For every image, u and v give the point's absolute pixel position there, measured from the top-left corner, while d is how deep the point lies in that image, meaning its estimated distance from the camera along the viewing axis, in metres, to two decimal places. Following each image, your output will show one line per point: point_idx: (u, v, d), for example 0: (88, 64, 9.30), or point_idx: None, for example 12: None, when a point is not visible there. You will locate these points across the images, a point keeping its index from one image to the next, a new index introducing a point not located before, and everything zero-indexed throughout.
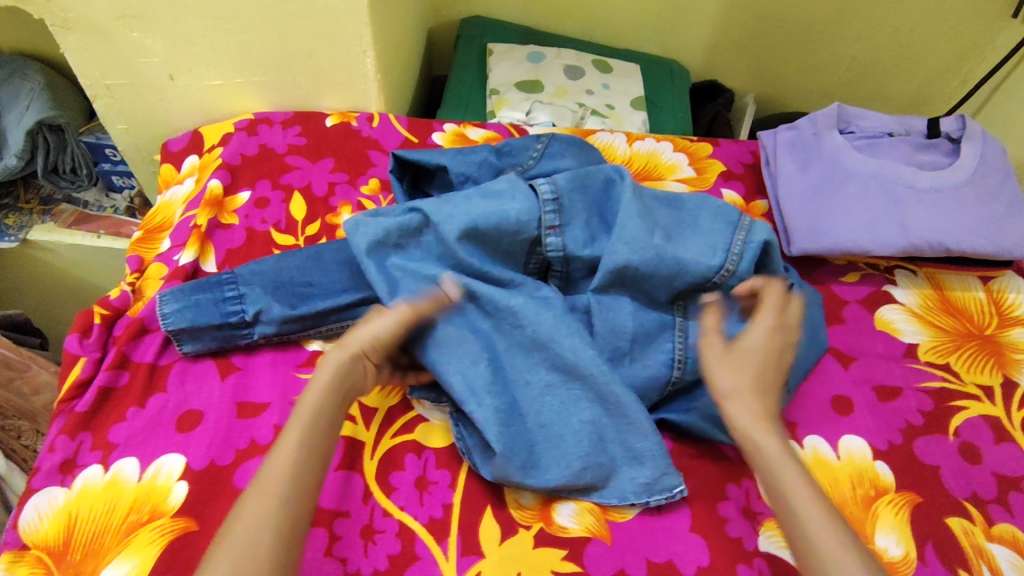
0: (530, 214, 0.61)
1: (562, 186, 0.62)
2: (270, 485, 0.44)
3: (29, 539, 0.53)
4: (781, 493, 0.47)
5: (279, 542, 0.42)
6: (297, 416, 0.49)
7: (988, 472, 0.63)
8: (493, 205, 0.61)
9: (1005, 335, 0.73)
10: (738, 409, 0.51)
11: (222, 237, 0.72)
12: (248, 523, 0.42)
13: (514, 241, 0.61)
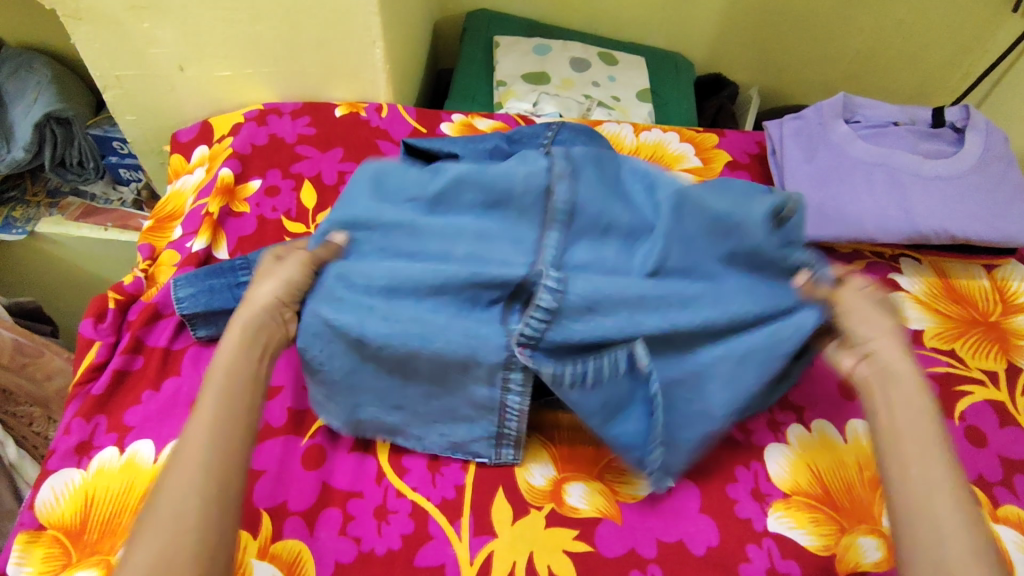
0: (535, 174, 0.55)
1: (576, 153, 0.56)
2: (188, 460, 0.40)
3: (46, 519, 0.53)
4: (907, 451, 0.44)
5: (201, 513, 0.39)
6: (214, 382, 0.45)
7: (993, 455, 0.64)
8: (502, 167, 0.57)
9: (1009, 322, 0.74)
10: (878, 346, 0.48)
11: (233, 225, 0.73)
12: (169, 504, 0.39)
13: (521, 204, 0.55)
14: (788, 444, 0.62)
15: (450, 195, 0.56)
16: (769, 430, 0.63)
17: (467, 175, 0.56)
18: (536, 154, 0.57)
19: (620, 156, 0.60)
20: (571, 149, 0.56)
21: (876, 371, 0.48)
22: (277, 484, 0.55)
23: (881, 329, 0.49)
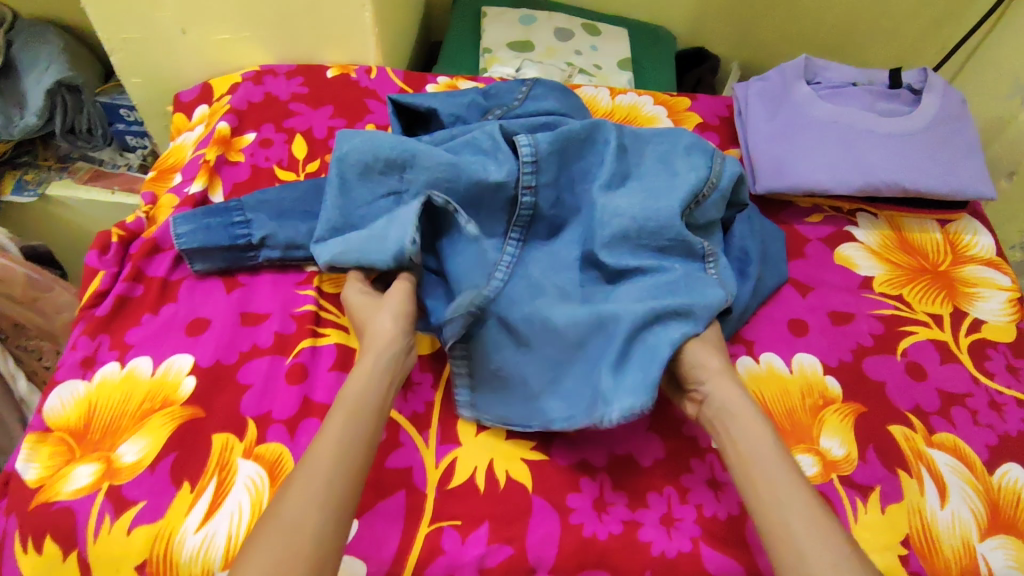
0: (509, 174, 0.64)
1: (545, 143, 0.65)
2: (317, 467, 0.46)
3: (52, 422, 0.59)
4: (748, 475, 0.49)
5: (329, 522, 0.43)
6: (343, 409, 0.50)
7: (931, 388, 0.68)
8: (476, 163, 0.64)
9: (957, 271, 0.78)
10: (710, 384, 0.55)
11: (229, 172, 0.78)
12: (297, 505, 0.43)
13: (494, 197, 0.65)
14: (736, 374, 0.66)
15: (432, 195, 0.64)
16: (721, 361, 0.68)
17: (439, 180, 0.64)
18: (506, 147, 0.66)
19: (589, 134, 0.67)
20: (538, 140, 0.65)
21: (715, 404, 0.54)
22: (262, 396, 0.61)
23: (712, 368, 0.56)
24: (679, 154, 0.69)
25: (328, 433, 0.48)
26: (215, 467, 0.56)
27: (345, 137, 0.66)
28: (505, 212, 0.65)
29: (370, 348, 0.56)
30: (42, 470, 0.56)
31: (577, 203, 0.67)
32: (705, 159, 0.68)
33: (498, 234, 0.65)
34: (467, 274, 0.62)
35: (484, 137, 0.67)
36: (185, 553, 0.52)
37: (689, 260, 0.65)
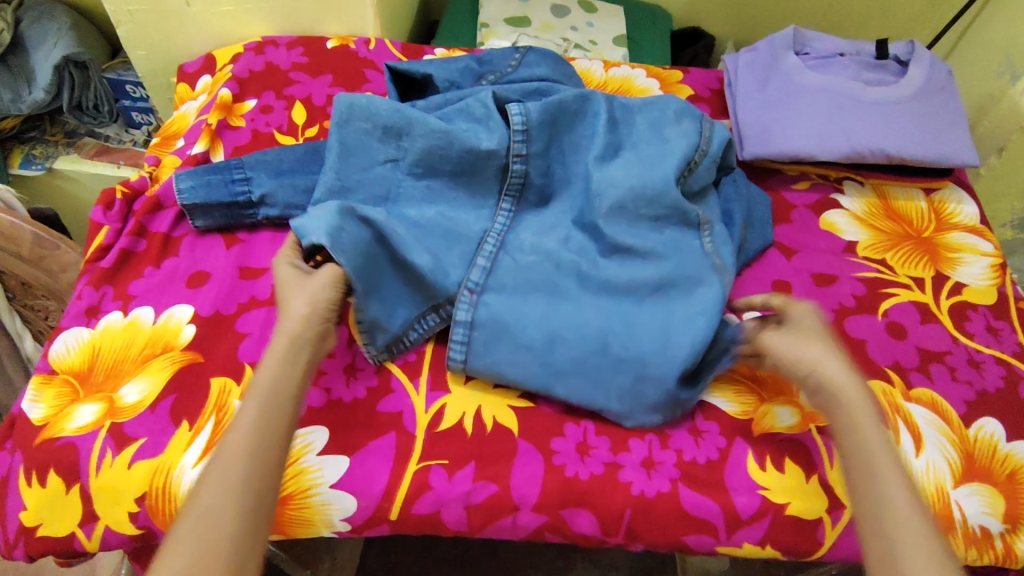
0: (499, 144, 0.66)
1: (535, 113, 0.67)
2: (229, 463, 0.43)
3: (58, 365, 0.61)
4: (860, 476, 0.46)
5: (245, 512, 0.42)
6: (256, 394, 0.47)
7: (911, 346, 0.70)
8: (469, 132, 0.66)
9: (941, 238, 0.79)
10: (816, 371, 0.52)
11: (230, 136, 0.80)
12: (206, 506, 0.41)
13: (486, 165, 0.67)
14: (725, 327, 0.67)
15: (427, 163, 0.66)
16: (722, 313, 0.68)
17: (432, 148, 0.66)
18: (498, 117, 0.68)
19: (579, 107, 0.70)
20: (529, 108, 0.67)
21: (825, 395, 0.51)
22: (259, 343, 0.63)
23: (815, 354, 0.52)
24: (669, 121, 0.70)
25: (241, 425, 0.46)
26: (213, 408, 0.58)
27: (345, 101, 0.67)
28: (497, 181, 0.68)
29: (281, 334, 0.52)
30: (47, 409, 0.59)
31: (566, 174, 0.69)
32: (694, 124, 0.70)
33: (491, 204, 0.68)
34: (454, 248, 0.65)
35: (481, 104, 0.69)
36: (183, 487, 0.55)
37: (684, 228, 0.66)
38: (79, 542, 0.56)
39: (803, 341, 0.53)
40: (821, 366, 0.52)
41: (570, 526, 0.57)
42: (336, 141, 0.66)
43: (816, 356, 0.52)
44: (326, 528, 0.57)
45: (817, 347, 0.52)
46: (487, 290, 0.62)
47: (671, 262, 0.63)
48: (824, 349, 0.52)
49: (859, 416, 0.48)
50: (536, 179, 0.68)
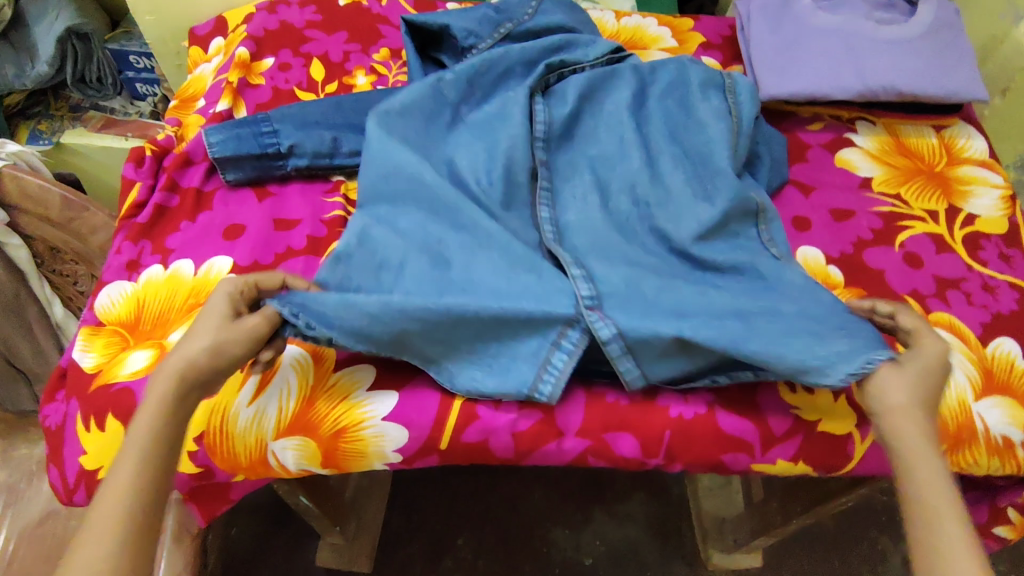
0: (524, 143, 0.67)
1: (556, 121, 0.70)
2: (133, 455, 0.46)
3: (105, 317, 0.63)
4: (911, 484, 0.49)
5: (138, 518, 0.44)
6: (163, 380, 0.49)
7: (928, 274, 0.72)
8: (501, 135, 0.67)
9: (952, 172, 0.81)
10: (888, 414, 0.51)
11: (251, 94, 0.81)
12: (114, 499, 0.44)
13: (518, 166, 0.65)
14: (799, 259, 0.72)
15: (458, 174, 0.66)
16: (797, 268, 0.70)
17: (475, 156, 0.66)
18: (520, 115, 0.68)
19: (598, 91, 0.72)
20: (552, 112, 0.70)
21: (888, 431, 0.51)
22: None
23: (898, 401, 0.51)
24: (695, 95, 0.72)
25: (142, 420, 0.47)
26: None
27: (384, 110, 0.67)
28: (526, 186, 0.66)
29: (172, 356, 0.50)
30: (99, 358, 0.60)
31: (596, 166, 0.68)
32: (721, 102, 0.72)
33: (527, 210, 0.65)
34: (513, 261, 0.59)
35: (506, 106, 0.70)
36: (240, 424, 0.57)
37: (744, 220, 0.66)
38: None
39: (903, 384, 0.51)
40: (900, 414, 0.50)
41: (613, 449, 0.59)
42: (374, 154, 0.64)
43: (898, 403, 0.51)
44: (378, 459, 0.59)
45: (900, 395, 0.51)
46: (606, 302, 0.57)
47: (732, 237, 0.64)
48: (908, 397, 0.51)
49: (919, 461, 0.49)
50: (565, 179, 0.68)
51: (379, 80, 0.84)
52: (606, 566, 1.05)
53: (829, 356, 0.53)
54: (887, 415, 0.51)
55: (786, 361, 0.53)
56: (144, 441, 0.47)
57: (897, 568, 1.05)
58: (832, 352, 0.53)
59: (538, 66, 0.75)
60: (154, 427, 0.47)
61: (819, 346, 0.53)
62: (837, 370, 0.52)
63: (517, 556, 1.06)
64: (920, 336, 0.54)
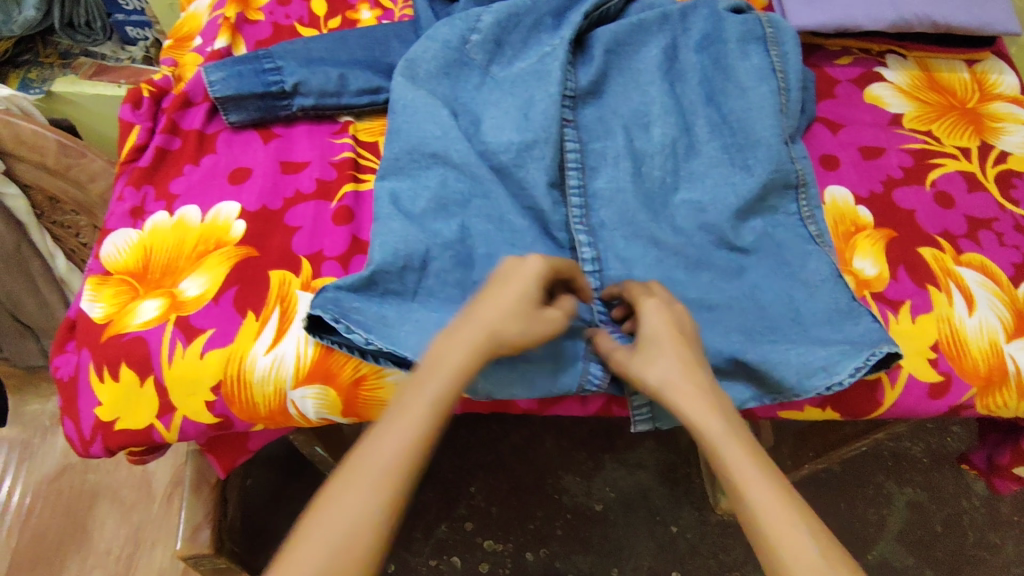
0: (553, 106, 0.64)
1: (584, 86, 0.67)
2: (410, 415, 0.44)
3: (111, 266, 0.61)
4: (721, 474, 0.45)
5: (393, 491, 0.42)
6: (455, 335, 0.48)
7: (959, 214, 0.69)
8: (533, 99, 0.64)
9: (985, 108, 0.78)
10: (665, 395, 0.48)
11: (250, 30, 0.76)
12: (383, 455, 0.43)
13: (549, 127, 0.63)
14: (828, 200, 0.69)
15: (485, 142, 0.63)
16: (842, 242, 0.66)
17: (506, 119, 0.64)
18: (556, 71, 0.65)
19: (632, 46, 0.69)
20: (579, 81, 0.67)
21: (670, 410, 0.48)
22: (313, 236, 0.62)
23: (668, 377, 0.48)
24: (733, 53, 0.68)
25: (431, 381, 0.46)
26: (276, 298, 0.58)
27: (414, 65, 0.66)
28: (556, 159, 0.63)
29: (474, 325, 0.48)
30: (107, 308, 0.58)
31: (626, 129, 0.66)
32: (762, 54, 0.68)
33: (557, 180, 0.63)
34: (538, 245, 0.60)
35: (540, 62, 0.66)
36: (257, 374, 0.55)
37: (784, 191, 0.64)
38: (158, 434, 0.57)
39: (652, 362, 0.49)
40: (673, 381, 0.48)
41: None
42: (404, 117, 0.64)
43: (654, 381, 0.48)
44: None
45: (663, 362, 0.49)
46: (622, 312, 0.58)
47: (765, 210, 0.63)
48: (676, 362, 0.48)
49: (692, 422, 0.46)
50: (593, 141, 0.66)
51: (385, 14, 0.79)
52: (617, 511, 1.07)
53: (829, 358, 0.55)
54: (658, 392, 0.48)
55: (791, 364, 0.56)
56: (418, 423, 0.44)
57: (902, 511, 1.06)
58: (833, 352, 0.56)
59: (567, 15, 0.71)
60: (433, 402, 0.45)
61: (820, 347, 0.56)
62: (839, 371, 0.55)
63: (529, 503, 1.07)
64: (641, 302, 0.53)
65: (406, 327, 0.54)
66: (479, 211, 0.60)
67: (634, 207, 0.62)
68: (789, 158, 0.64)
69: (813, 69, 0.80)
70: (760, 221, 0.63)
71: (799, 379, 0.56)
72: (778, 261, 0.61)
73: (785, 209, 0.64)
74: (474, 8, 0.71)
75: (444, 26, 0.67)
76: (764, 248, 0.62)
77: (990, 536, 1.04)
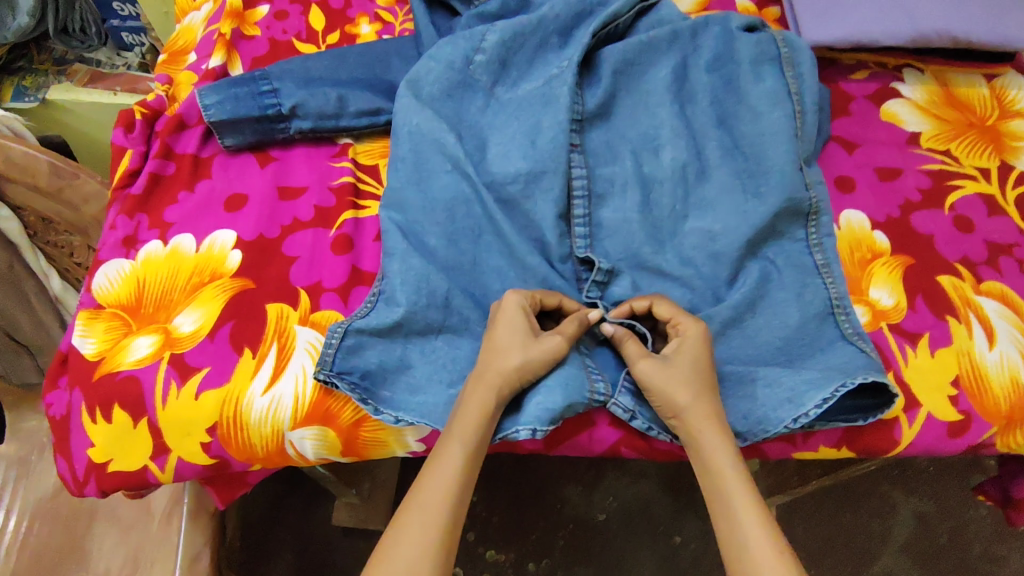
0: (561, 133, 0.61)
1: (591, 110, 0.64)
2: (449, 457, 0.47)
3: (103, 300, 0.59)
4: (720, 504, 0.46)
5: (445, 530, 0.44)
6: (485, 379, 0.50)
7: (978, 239, 0.67)
8: (540, 126, 0.62)
9: (1004, 126, 0.75)
10: (680, 418, 0.50)
11: (246, 46, 0.74)
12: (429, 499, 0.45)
13: (556, 156, 0.61)
14: (843, 225, 0.67)
15: (490, 170, 0.61)
16: (858, 271, 0.64)
17: (511, 145, 0.62)
18: (563, 95, 0.63)
19: (642, 66, 0.67)
20: (586, 103, 0.64)
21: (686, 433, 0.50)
22: (311, 266, 0.60)
23: (677, 405, 0.50)
24: (747, 75, 0.66)
25: (460, 424, 0.48)
26: (273, 334, 0.56)
27: (418, 85, 0.64)
28: (564, 188, 0.60)
29: (484, 370, 0.50)
30: (100, 344, 0.57)
31: (635, 155, 0.64)
32: (776, 75, 0.65)
33: (563, 209, 0.61)
34: (549, 279, 0.59)
35: (547, 85, 0.64)
36: (255, 415, 0.54)
37: (794, 219, 0.61)
38: (153, 475, 0.55)
39: (682, 382, 0.50)
40: (688, 413, 0.49)
41: (646, 439, 0.57)
42: (408, 140, 0.62)
43: (684, 403, 0.50)
44: (401, 448, 0.57)
45: (684, 392, 0.50)
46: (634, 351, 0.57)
47: (779, 238, 0.61)
48: (695, 395, 0.50)
49: (711, 446, 0.48)
50: (601, 168, 0.64)
51: (385, 28, 0.76)
52: (619, 521, 1.05)
53: (795, 388, 0.53)
54: (672, 411, 0.50)
55: (758, 394, 0.54)
56: (457, 466, 0.46)
57: (907, 521, 1.04)
58: (800, 382, 0.53)
59: (574, 33, 0.68)
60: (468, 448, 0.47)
61: (788, 375, 0.54)
62: (806, 402, 0.52)
63: (530, 513, 1.05)
64: (679, 323, 0.53)
65: (429, 393, 0.53)
66: (484, 244, 0.59)
67: (642, 240, 0.61)
68: (804, 186, 0.61)
69: (827, 83, 0.77)
70: (775, 251, 0.61)
71: (767, 411, 0.53)
72: (788, 292, 0.58)
73: (797, 241, 0.61)
74: (476, 25, 0.68)
75: (447, 45, 0.65)
76: (776, 280, 0.59)
77: (996, 547, 1.02)
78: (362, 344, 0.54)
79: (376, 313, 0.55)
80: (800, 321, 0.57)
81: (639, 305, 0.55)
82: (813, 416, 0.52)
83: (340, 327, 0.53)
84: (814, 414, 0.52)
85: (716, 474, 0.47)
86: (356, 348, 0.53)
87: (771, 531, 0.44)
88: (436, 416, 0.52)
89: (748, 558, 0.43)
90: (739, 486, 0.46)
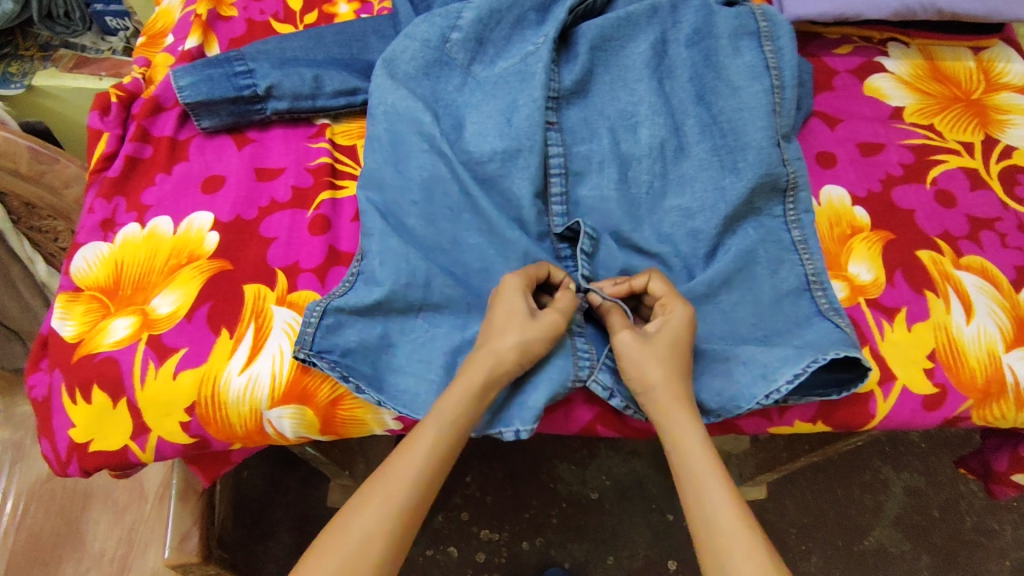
0: (536, 111, 0.61)
1: (568, 87, 0.64)
2: (408, 448, 0.47)
3: (81, 283, 0.59)
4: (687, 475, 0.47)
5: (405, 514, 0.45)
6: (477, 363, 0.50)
7: (960, 214, 0.66)
8: (517, 101, 0.62)
9: (989, 99, 0.75)
10: (648, 397, 0.50)
11: (223, 28, 0.73)
12: (381, 490, 0.45)
13: (530, 134, 0.60)
14: (823, 201, 0.66)
15: (465, 149, 0.61)
16: (840, 247, 0.64)
17: (486, 123, 0.62)
18: (539, 73, 0.62)
19: (621, 40, 0.66)
20: (562, 81, 0.64)
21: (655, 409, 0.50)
22: (288, 247, 0.60)
23: (649, 381, 0.50)
24: (725, 49, 0.65)
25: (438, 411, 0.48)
26: (251, 314, 0.56)
27: (394, 64, 0.63)
28: (541, 167, 0.60)
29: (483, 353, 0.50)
30: (79, 326, 0.57)
31: (611, 132, 0.64)
32: (755, 50, 0.65)
33: (540, 188, 0.61)
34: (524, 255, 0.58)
35: (524, 62, 0.64)
36: (232, 394, 0.54)
37: (771, 196, 0.61)
38: (134, 455, 0.55)
39: (655, 360, 0.50)
40: (659, 390, 0.50)
41: (621, 418, 0.58)
42: (384, 119, 0.61)
43: (654, 380, 0.50)
44: (378, 426, 0.57)
45: (656, 369, 0.50)
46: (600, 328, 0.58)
47: (756, 213, 0.61)
48: (667, 372, 0.50)
49: (680, 423, 0.49)
50: (579, 146, 0.63)
51: (364, 8, 0.76)
52: (613, 499, 1.06)
53: (768, 365, 0.53)
54: (643, 389, 0.51)
55: (730, 375, 0.54)
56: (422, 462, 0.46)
57: (899, 497, 1.05)
58: (773, 359, 0.54)
59: (552, 8, 0.67)
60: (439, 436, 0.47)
61: (761, 352, 0.54)
62: (777, 378, 0.53)
63: (524, 492, 1.06)
64: (668, 304, 0.53)
65: (411, 376, 0.54)
66: (455, 225, 0.59)
67: (617, 214, 0.60)
68: (781, 162, 0.61)
69: (809, 58, 0.77)
70: (750, 228, 0.60)
71: (739, 388, 0.54)
72: (763, 268, 0.59)
73: (774, 219, 0.61)
74: (454, 2, 0.68)
75: (423, 23, 0.64)
76: (753, 256, 0.59)
77: (987, 521, 1.03)
78: (343, 325, 0.54)
79: (354, 292, 0.55)
80: (772, 299, 0.58)
81: (638, 281, 0.55)
82: (785, 392, 0.52)
83: (319, 306, 0.53)
84: (786, 391, 0.52)
85: (685, 450, 0.48)
86: (336, 326, 0.54)
87: (736, 507, 0.45)
88: (417, 404, 0.53)
89: (712, 531, 0.44)
90: (705, 463, 0.47)
